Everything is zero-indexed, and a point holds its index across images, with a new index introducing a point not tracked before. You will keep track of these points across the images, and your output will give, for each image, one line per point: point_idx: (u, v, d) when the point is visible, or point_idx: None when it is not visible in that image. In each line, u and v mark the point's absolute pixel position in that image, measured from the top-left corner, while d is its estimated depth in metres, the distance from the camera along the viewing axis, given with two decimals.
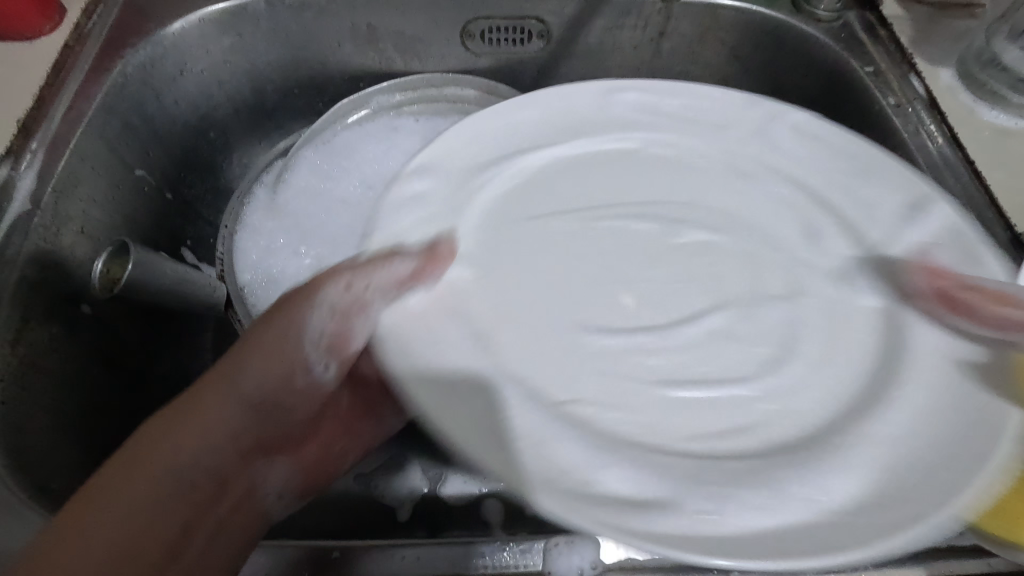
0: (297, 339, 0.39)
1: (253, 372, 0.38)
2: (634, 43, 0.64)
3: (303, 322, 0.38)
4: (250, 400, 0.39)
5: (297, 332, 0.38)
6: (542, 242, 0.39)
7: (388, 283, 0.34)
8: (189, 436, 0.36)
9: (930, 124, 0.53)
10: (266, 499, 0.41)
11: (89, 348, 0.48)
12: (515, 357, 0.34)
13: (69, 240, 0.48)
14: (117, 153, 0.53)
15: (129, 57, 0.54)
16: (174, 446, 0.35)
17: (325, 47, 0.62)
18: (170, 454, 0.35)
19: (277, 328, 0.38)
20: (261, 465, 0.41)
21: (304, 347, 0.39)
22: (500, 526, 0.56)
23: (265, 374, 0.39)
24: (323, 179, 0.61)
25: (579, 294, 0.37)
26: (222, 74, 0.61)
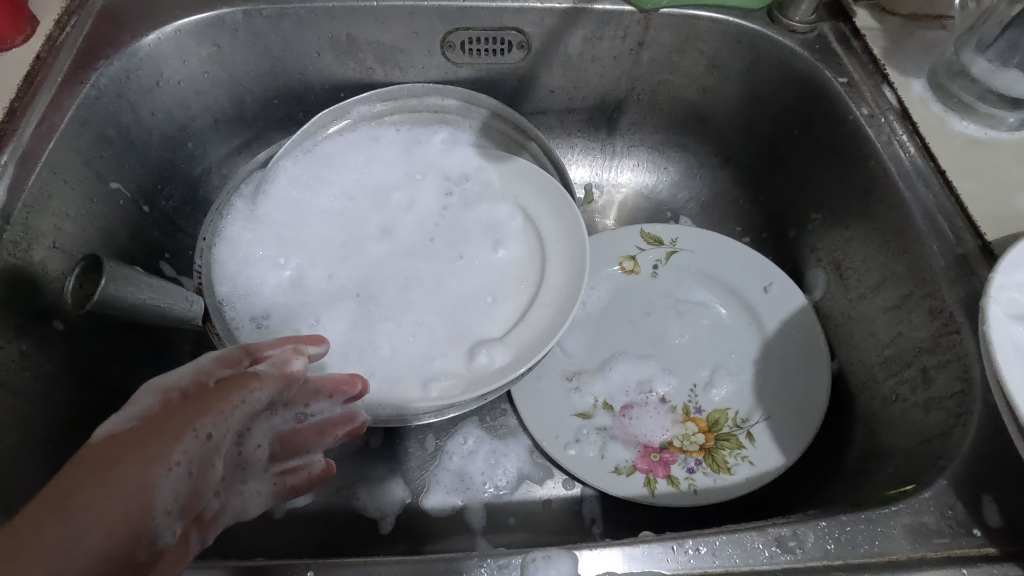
0: (153, 483, 0.33)
1: (105, 503, 0.32)
2: (614, 53, 0.64)
3: (171, 453, 0.35)
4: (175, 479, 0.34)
5: (155, 471, 0.34)
6: (468, 272, 0.58)
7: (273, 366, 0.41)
8: (101, 509, 0.31)
9: (902, 135, 0.54)
10: None
11: (59, 365, 0.47)
12: (438, 338, 0.54)
13: (40, 256, 0.47)
14: (91, 166, 0.53)
15: (103, 69, 0.53)
16: (79, 522, 0.31)
17: (304, 57, 0.62)
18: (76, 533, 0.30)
19: (141, 459, 0.34)
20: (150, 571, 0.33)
21: (165, 489, 0.34)
22: (482, 535, 0.55)
23: (190, 448, 0.36)
24: (302, 190, 0.61)
25: (422, 299, 0.56)
26: (200, 85, 0.60)
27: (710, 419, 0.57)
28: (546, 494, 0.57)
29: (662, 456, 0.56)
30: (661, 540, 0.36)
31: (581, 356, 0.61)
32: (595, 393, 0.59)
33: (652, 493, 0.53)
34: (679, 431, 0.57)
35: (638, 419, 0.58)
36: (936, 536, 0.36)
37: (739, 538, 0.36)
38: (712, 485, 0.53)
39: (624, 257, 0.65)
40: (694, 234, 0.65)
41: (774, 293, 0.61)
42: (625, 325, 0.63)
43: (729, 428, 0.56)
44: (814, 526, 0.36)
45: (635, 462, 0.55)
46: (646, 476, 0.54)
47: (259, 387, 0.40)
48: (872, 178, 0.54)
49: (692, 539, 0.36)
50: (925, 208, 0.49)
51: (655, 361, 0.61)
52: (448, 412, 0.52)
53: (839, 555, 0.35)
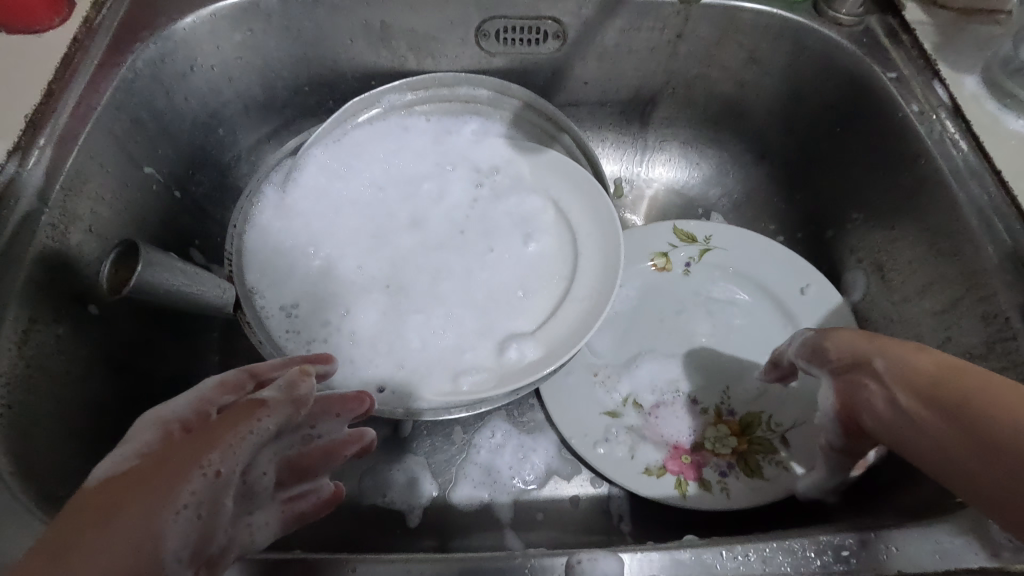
0: (159, 529, 0.32)
1: (106, 553, 0.30)
2: (651, 45, 0.63)
3: (177, 494, 0.33)
4: (183, 524, 0.33)
5: (159, 517, 0.32)
6: (498, 265, 0.57)
7: (284, 382, 0.40)
8: (108, 557, 0.30)
9: (954, 132, 0.52)
10: None
11: (95, 350, 0.47)
12: (467, 331, 0.53)
13: (77, 239, 0.47)
14: (126, 151, 0.52)
15: (140, 52, 0.53)
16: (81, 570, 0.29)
17: (338, 44, 0.61)
18: None
19: (147, 501, 0.33)
20: None
21: (171, 535, 0.32)
22: (510, 530, 0.55)
23: (197, 488, 0.34)
24: (334, 179, 0.60)
25: (451, 291, 0.56)
26: (233, 70, 0.59)
27: (743, 422, 0.56)
28: (574, 492, 0.57)
29: (691, 461, 0.54)
30: (708, 546, 0.35)
31: (613, 354, 0.60)
32: (625, 391, 0.58)
33: (683, 496, 0.52)
34: (711, 434, 0.56)
35: (665, 420, 0.57)
36: (996, 548, 0.34)
37: (790, 545, 0.35)
38: (748, 492, 0.52)
39: (657, 254, 0.64)
40: (727, 232, 0.64)
41: (808, 293, 0.60)
42: (655, 325, 0.61)
43: (762, 433, 0.56)
44: (869, 536, 0.35)
45: (665, 464, 0.54)
46: (677, 479, 0.53)
47: (265, 417, 0.38)
48: (922, 179, 0.53)
49: (741, 545, 0.35)
50: (979, 210, 0.48)
51: (683, 360, 0.60)
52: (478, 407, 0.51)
53: (894, 566, 0.34)
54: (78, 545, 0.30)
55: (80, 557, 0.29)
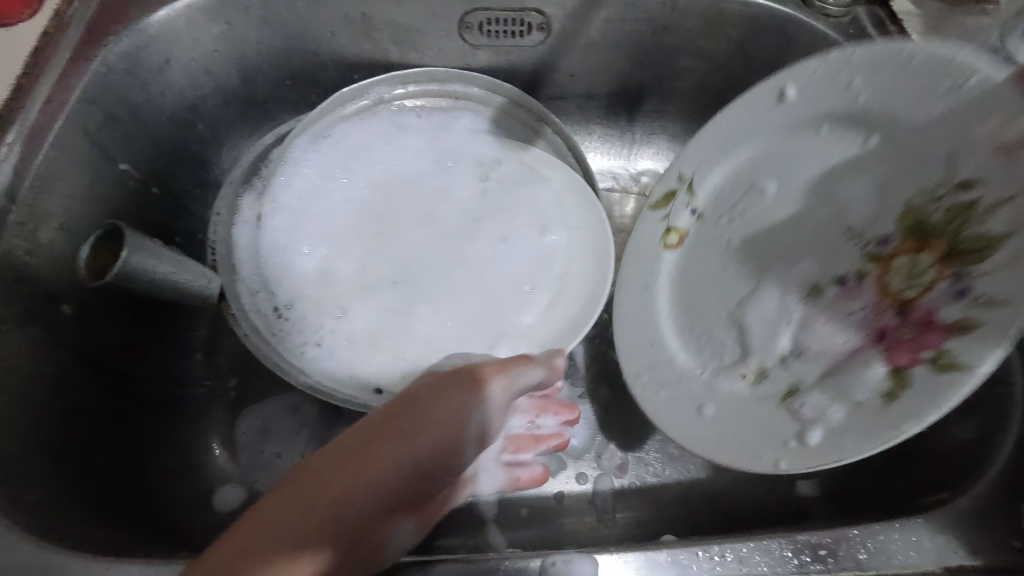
0: (417, 444, 0.36)
1: (361, 469, 0.34)
2: (638, 36, 0.62)
3: (411, 437, 0.36)
4: (426, 455, 0.36)
5: (416, 437, 0.36)
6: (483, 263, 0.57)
7: (521, 381, 0.42)
8: (370, 477, 0.34)
9: None
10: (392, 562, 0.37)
11: (73, 349, 0.47)
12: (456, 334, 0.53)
13: (48, 238, 0.46)
14: (100, 147, 0.51)
15: (112, 45, 0.51)
16: (349, 485, 0.33)
17: (318, 37, 0.60)
18: (356, 490, 0.34)
19: (400, 434, 0.36)
20: (392, 527, 0.37)
21: (427, 447, 0.36)
22: (494, 526, 0.55)
23: (433, 435, 0.37)
24: (321, 176, 0.59)
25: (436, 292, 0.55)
26: (211, 63, 0.58)
27: (912, 232, 0.39)
28: (559, 488, 0.56)
29: (909, 321, 0.39)
30: (685, 547, 0.35)
31: (708, 342, 0.49)
32: (763, 358, 0.47)
33: (937, 381, 0.34)
34: (900, 276, 0.40)
35: (825, 327, 0.45)
36: (973, 547, 0.34)
37: (767, 545, 0.34)
38: (940, 385, 0.34)
39: (662, 235, 0.51)
40: (692, 148, 0.47)
41: (829, 131, 0.41)
42: (733, 279, 0.49)
43: (935, 207, 0.37)
44: (847, 535, 0.35)
45: (887, 351, 0.40)
46: (930, 359, 0.35)
47: (477, 392, 0.39)
48: None
49: (718, 545, 0.35)
50: None
51: (810, 258, 0.46)
52: (762, 447, 0.43)
53: (871, 565, 0.34)
54: (341, 462, 0.34)
55: (353, 465, 0.34)
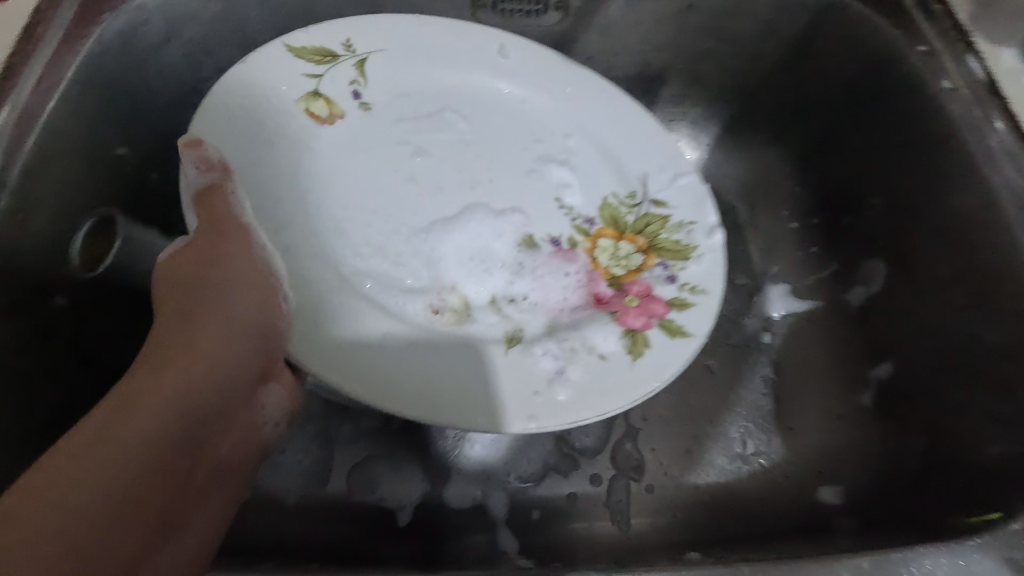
0: (228, 334, 0.34)
1: (183, 381, 0.31)
2: (660, 16, 0.58)
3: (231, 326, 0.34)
4: (254, 336, 0.35)
5: (236, 330, 0.34)
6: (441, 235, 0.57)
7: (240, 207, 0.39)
8: (205, 364, 0.32)
9: (993, 114, 0.48)
10: (263, 431, 0.36)
11: (65, 344, 0.45)
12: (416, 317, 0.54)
13: (39, 229, 0.44)
14: (94, 130, 0.49)
15: (107, 24, 0.49)
16: (196, 368, 0.31)
17: (324, 16, 0.58)
18: (153, 401, 0.29)
19: (205, 331, 0.33)
20: (259, 393, 0.36)
21: (246, 337, 0.34)
22: (504, 527, 0.52)
23: (243, 333, 0.34)
24: None
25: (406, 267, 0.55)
26: (212, 43, 0.56)
27: (607, 223, 0.52)
28: (571, 488, 0.54)
29: (624, 291, 0.47)
30: (710, 570, 0.32)
31: (393, 245, 0.47)
32: (468, 295, 0.46)
33: (669, 344, 0.43)
34: (608, 256, 0.50)
35: (543, 282, 0.48)
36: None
37: (800, 570, 0.32)
38: (665, 351, 0.43)
39: (308, 97, 0.49)
40: (370, 30, 0.53)
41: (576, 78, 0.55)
42: (398, 228, 0.48)
43: (629, 216, 0.52)
44: (888, 560, 0.32)
45: (615, 314, 0.46)
46: (657, 325, 0.44)
47: (257, 296, 0.36)
48: (950, 163, 0.48)
49: (746, 569, 0.32)
50: (1016, 196, 0.45)
51: (524, 214, 0.51)
52: (512, 402, 0.40)
53: None
54: (162, 363, 0.31)
55: (185, 364, 0.31)
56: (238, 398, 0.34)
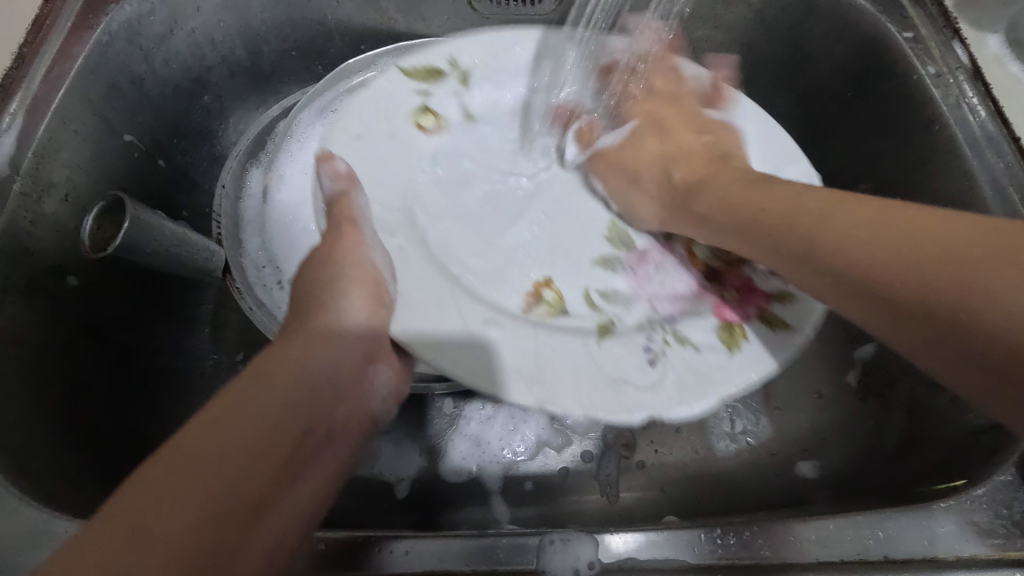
0: (334, 329, 0.38)
1: (290, 369, 0.35)
2: None
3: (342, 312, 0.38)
4: (357, 326, 0.38)
5: (342, 321, 0.38)
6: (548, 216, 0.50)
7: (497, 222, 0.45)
8: (309, 355, 0.36)
9: (973, 97, 0.49)
10: (370, 406, 0.40)
11: (81, 321, 0.47)
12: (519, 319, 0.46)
13: (51, 208, 0.46)
14: (103, 118, 0.51)
15: (114, 13, 0.50)
16: (303, 357, 0.36)
17: (323, 6, 0.59)
18: (271, 390, 0.33)
19: (320, 325, 0.38)
20: (367, 375, 0.40)
21: (349, 323, 0.38)
22: (499, 498, 0.55)
23: (349, 325, 0.38)
24: None
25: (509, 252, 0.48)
26: (216, 33, 0.57)
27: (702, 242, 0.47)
28: (563, 464, 0.56)
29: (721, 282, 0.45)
30: (688, 529, 0.36)
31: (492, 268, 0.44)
32: (560, 290, 0.44)
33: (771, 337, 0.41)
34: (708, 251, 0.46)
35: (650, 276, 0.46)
36: (987, 535, 0.34)
37: (771, 529, 0.35)
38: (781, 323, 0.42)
39: (417, 113, 0.48)
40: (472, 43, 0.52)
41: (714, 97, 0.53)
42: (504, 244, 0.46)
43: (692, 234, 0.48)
44: (854, 521, 0.35)
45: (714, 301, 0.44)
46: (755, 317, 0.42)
47: (365, 292, 0.39)
48: (934, 148, 0.50)
49: (720, 528, 0.35)
50: (993, 179, 0.46)
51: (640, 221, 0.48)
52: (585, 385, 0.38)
53: (878, 551, 0.34)
54: (278, 354, 0.35)
55: (295, 353, 0.35)
56: (332, 380, 0.37)
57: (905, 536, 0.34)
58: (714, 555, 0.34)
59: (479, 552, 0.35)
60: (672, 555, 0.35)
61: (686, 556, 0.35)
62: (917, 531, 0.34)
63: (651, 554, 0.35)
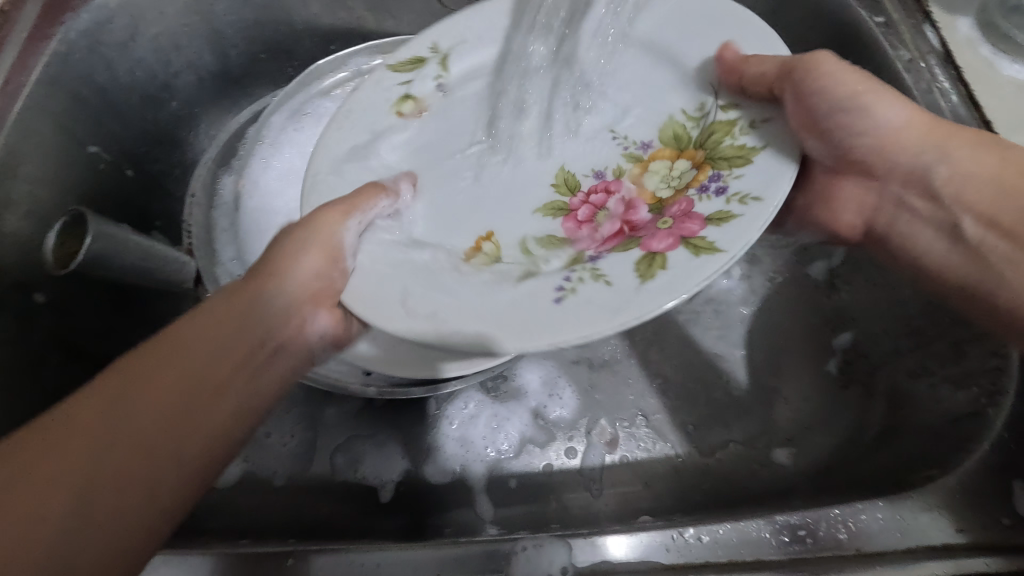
0: (256, 300, 0.38)
1: (178, 357, 0.34)
2: None
3: (284, 271, 0.39)
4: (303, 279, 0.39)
5: (253, 300, 0.38)
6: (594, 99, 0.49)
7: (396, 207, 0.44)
8: (199, 339, 0.34)
9: (944, 81, 0.48)
10: (311, 344, 0.41)
11: (51, 337, 0.47)
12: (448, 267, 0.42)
13: (14, 224, 0.46)
14: (66, 130, 0.50)
15: (71, 22, 0.48)
16: (185, 345, 0.34)
17: (290, 6, 0.59)
18: (153, 372, 0.33)
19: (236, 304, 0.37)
20: (310, 314, 0.40)
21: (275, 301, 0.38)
22: (483, 496, 0.55)
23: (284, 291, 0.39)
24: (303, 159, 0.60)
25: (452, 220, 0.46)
26: (181, 38, 0.56)
27: (669, 142, 0.45)
28: (547, 462, 0.56)
29: (662, 214, 0.41)
30: (661, 529, 0.36)
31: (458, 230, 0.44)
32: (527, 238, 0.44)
33: (694, 262, 0.34)
34: (658, 180, 0.44)
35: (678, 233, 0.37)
36: (961, 526, 0.34)
37: (744, 526, 0.35)
38: (609, 308, 0.34)
39: (399, 100, 0.51)
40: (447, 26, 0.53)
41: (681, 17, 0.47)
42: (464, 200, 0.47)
43: (695, 128, 0.45)
44: (826, 515, 0.35)
45: (642, 240, 0.38)
46: (685, 244, 0.36)
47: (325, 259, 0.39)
48: None
49: (694, 528, 0.36)
50: None
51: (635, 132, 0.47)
52: (529, 320, 0.35)
53: (852, 545, 0.34)
54: (159, 345, 0.34)
55: (180, 336, 0.34)
56: (230, 342, 0.35)
57: (878, 530, 0.34)
58: (687, 555, 0.35)
59: (454, 560, 0.36)
60: (647, 558, 0.35)
61: (660, 556, 0.35)
62: (890, 522, 0.34)
63: (622, 557, 0.35)
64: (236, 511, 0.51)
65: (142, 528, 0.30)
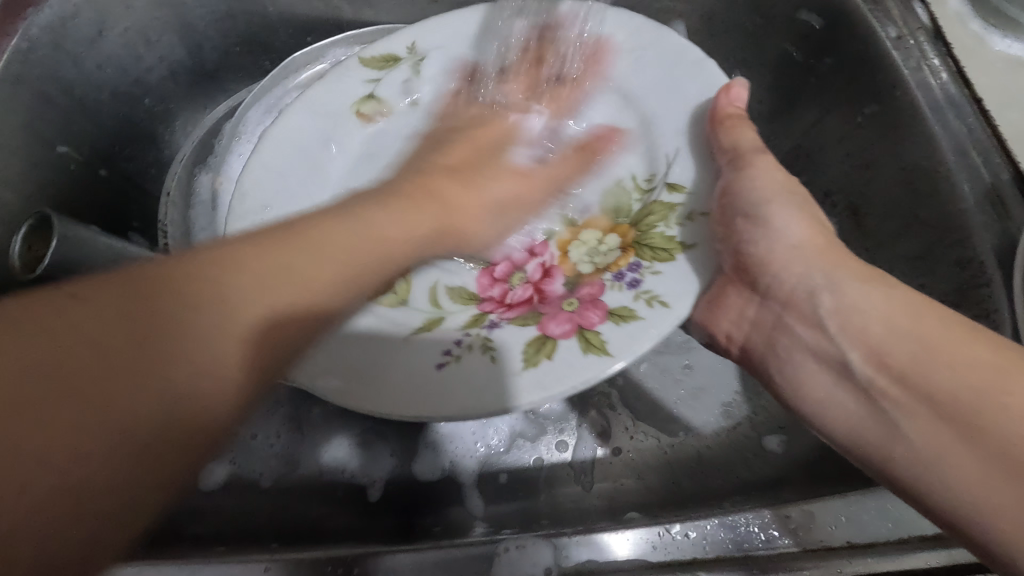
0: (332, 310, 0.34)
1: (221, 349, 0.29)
2: None
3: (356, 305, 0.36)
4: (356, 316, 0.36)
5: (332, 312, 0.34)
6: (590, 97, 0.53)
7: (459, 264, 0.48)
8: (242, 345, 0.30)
9: (934, 59, 0.47)
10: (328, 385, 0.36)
11: None
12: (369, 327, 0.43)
13: None
14: (31, 130, 0.48)
15: (33, 18, 0.46)
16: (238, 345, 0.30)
17: None
18: (209, 348, 0.29)
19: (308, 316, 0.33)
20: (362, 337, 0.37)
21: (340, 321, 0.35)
22: (473, 492, 0.54)
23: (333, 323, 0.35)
24: None
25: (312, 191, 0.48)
26: (150, 32, 0.55)
27: (608, 213, 0.50)
28: (537, 456, 0.55)
29: (573, 292, 0.45)
30: (648, 526, 0.36)
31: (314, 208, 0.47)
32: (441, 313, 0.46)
33: (589, 357, 0.40)
34: (584, 251, 0.48)
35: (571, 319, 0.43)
36: None
37: (732, 521, 0.35)
38: (492, 382, 0.40)
39: (360, 99, 0.53)
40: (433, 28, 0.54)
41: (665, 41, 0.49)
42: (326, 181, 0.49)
43: (637, 203, 0.49)
44: (816, 509, 0.35)
45: (542, 316, 0.44)
46: (579, 334, 0.41)
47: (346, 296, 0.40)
48: (894, 113, 0.48)
49: (681, 524, 0.35)
50: (956, 143, 0.45)
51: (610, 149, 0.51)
52: (476, 384, 0.41)
53: (841, 537, 0.34)
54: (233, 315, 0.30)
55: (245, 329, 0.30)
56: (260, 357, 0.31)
57: (867, 522, 0.34)
58: (673, 552, 0.34)
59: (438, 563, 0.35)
60: (634, 556, 0.35)
61: (647, 552, 0.35)
62: (878, 513, 0.34)
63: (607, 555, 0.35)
64: (225, 514, 0.51)
65: (124, 421, 0.26)
